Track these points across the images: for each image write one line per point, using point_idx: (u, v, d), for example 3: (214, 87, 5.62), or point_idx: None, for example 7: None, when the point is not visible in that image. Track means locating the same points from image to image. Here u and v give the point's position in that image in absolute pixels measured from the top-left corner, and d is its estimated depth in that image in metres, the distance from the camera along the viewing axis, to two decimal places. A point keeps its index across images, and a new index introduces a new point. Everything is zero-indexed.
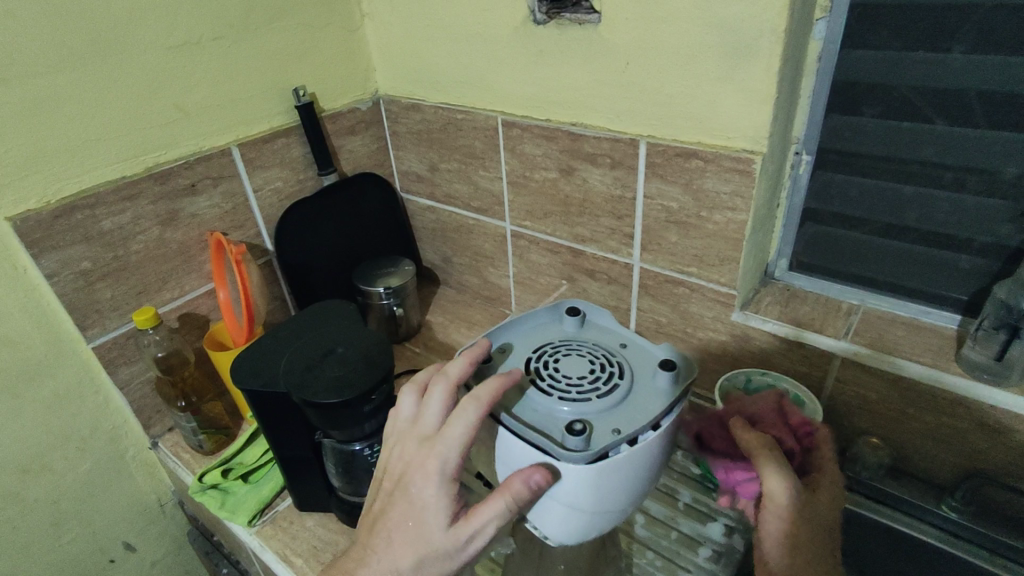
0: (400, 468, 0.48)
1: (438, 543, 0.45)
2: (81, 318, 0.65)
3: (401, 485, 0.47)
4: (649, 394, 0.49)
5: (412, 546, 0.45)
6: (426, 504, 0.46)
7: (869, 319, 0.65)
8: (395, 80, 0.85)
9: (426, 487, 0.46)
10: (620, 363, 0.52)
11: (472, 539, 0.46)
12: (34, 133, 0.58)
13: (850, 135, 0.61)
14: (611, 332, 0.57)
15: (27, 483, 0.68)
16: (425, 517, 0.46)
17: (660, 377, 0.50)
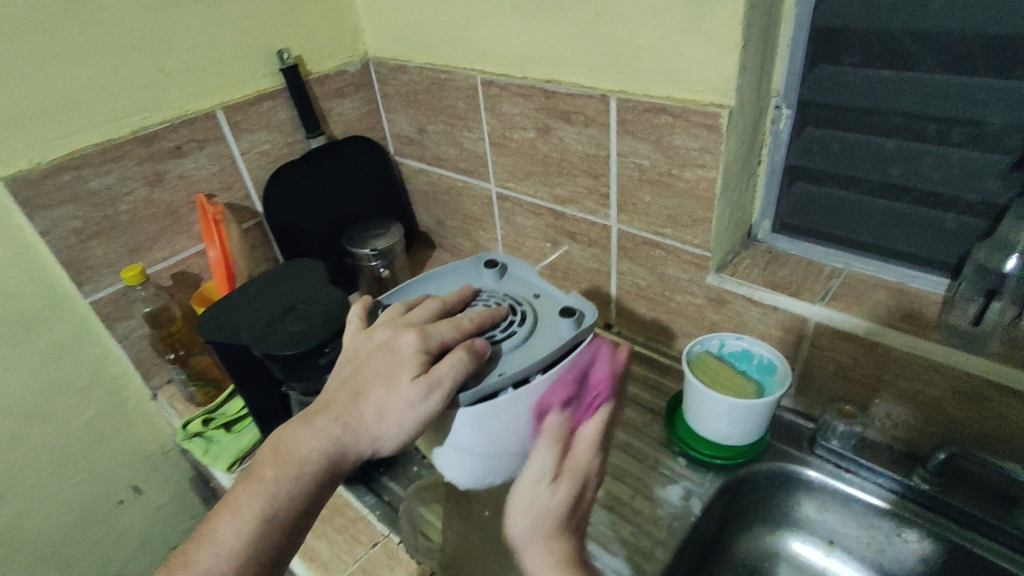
0: (379, 341, 0.48)
1: (400, 396, 0.44)
2: (75, 274, 0.69)
3: (384, 346, 0.47)
4: (546, 339, 0.50)
5: (379, 397, 0.45)
6: (400, 358, 0.45)
7: (850, 283, 0.62)
8: (382, 41, 0.85)
9: (409, 342, 0.46)
10: (526, 311, 0.53)
11: (433, 394, 0.44)
12: (20, 95, 0.61)
13: (831, 86, 0.58)
14: (529, 284, 0.58)
15: (36, 425, 0.73)
16: (396, 370, 0.45)
17: (560, 322, 0.51)
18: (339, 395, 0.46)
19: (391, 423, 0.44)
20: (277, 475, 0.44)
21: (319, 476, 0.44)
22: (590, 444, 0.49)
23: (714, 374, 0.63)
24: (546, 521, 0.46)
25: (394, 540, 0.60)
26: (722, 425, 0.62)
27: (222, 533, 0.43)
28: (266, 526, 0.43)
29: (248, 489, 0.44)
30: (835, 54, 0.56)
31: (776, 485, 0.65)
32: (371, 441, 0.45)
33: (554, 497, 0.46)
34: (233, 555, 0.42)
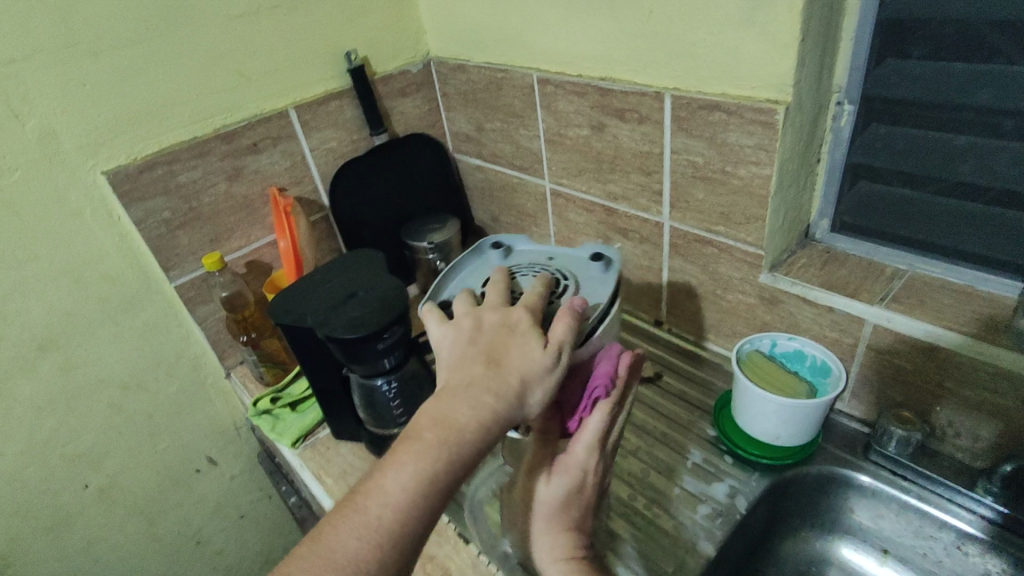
0: (489, 322, 0.48)
1: (533, 358, 0.45)
2: (164, 260, 0.76)
3: (494, 321, 0.48)
4: (592, 286, 0.58)
5: (517, 362, 0.44)
6: (520, 327, 0.47)
7: (913, 285, 0.60)
8: (443, 42, 0.88)
9: (520, 314, 0.48)
10: (561, 274, 0.59)
11: (561, 355, 0.46)
12: (121, 98, 0.68)
13: (897, 80, 0.56)
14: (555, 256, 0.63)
15: (129, 398, 0.80)
16: (522, 337, 0.46)
17: (593, 266, 0.59)
18: (474, 369, 0.44)
19: (534, 385, 0.44)
20: (442, 439, 0.41)
21: (475, 447, 0.41)
22: (592, 439, 0.50)
23: (764, 372, 0.63)
24: (548, 508, 0.50)
25: (442, 519, 0.63)
26: (772, 424, 0.61)
27: (386, 489, 0.40)
28: (430, 491, 0.40)
29: (411, 449, 0.41)
30: (902, 47, 0.55)
31: (826, 489, 0.64)
32: (519, 406, 0.43)
33: (553, 486, 0.50)
34: (401, 511, 0.39)
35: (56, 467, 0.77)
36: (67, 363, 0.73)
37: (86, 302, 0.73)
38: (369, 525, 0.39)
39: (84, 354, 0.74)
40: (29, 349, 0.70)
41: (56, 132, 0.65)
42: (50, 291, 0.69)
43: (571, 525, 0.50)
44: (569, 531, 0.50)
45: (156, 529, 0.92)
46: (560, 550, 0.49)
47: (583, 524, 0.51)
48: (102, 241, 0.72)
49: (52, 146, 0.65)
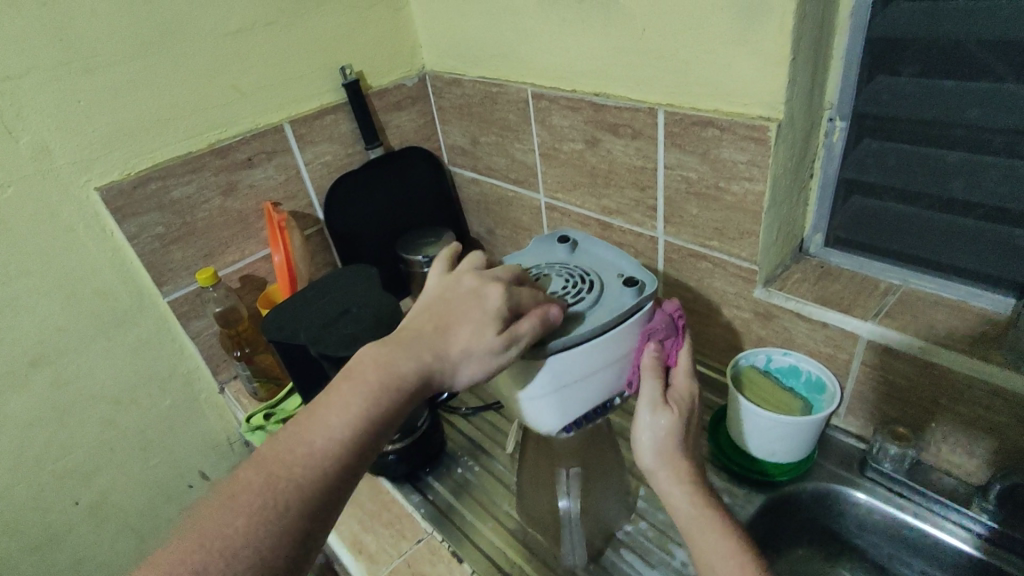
0: (469, 287, 0.50)
1: (480, 342, 0.46)
2: (157, 275, 0.76)
3: (472, 294, 0.49)
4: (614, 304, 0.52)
5: (464, 340, 0.47)
6: (488, 311, 0.47)
7: (907, 300, 0.60)
8: (439, 56, 0.88)
9: (496, 297, 0.47)
10: (588, 277, 0.56)
11: (512, 347, 0.46)
12: (116, 114, 0.68)
13: (888, 98, 0.56)
14: (603, 258, 0.59)
15: (121, 413, 0.80)
16: (483, 320, 0.47)
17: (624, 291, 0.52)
18: (427, 326, 0.48)
19: (472, 365, 0.46)
20: (381, 380, 0.45)
21: (413, 389, 0.45)
22: (689, 374, 0.54)
23: (762, 387, 0.63)
24: (671, 439, 0.50)
25: (436, 538, 0.61)
26: (770, 441, 0.61)
27: (331, 419, 0.43)
28: (370, 420, 0.44)
29: (352, 384, 0.45)
30: (892, 65, 0.55)
31: (822, 506, 0.64)
32: (453, 372, 0.47)
33: (676, 421, 0.51)
34: (342, 445, 0.43)
35: (46, 484, 0.77)
36: (58, 378, 0.73)
37: (79, 317, 0.72)
38: (313, 453, 0.42)
39: (76, 369, 0.74)
40: (19, 365, 0.70)
41: (50, 148, 0.65)
42: (42, 306, 0.69)
43: (688, 454, 0.51)
44: (688, 459, 0.51)
45: (147, 545, 0.91)
46: (685, 475, 0.50)
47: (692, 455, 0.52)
48: (95, 256, 0.71)
49: (46, 162, 0.65)
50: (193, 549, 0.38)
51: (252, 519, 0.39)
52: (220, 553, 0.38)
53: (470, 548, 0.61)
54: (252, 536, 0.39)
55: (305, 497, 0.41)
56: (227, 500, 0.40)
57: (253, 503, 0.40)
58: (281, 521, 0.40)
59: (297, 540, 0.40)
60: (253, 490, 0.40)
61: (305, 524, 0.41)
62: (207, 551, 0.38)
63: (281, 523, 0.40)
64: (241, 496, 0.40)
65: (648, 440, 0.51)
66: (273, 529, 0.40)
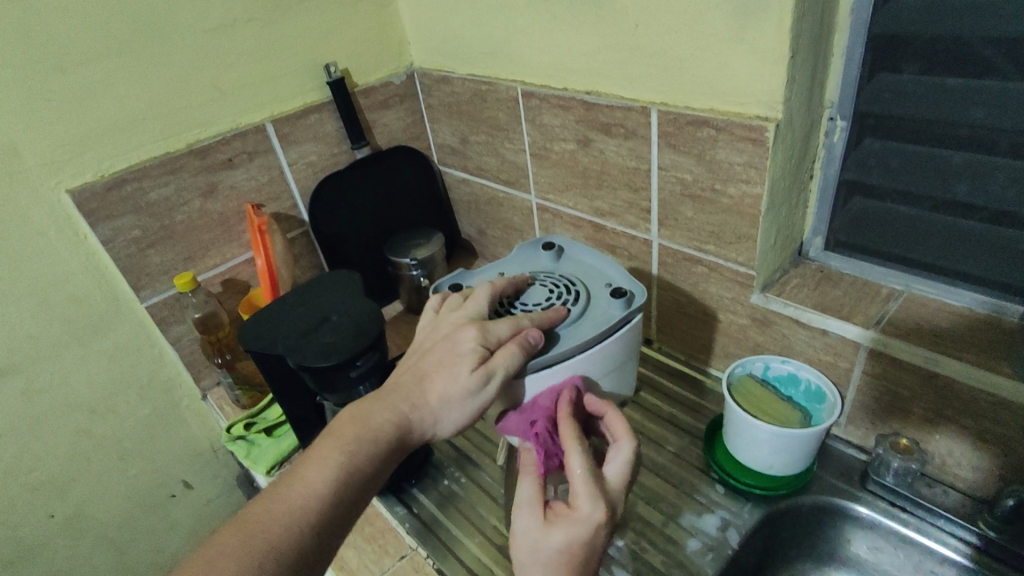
0: (445, 331, 0.49)
1: (456, 385, 0.46)
2: (134, 280, 0.73)
3: (446, 337, 0.49)
4: (599, 317, 0.52)
5: (441, 385, 0.46)
6: (461, 351, 0.47)
7: (910, 307, 0.58)
8: (427, 53, 0.86)
9: (468, 336, 0.47)
10: (575, 289, 0.55)
11: (490, 382, 0.46)
12: (88, 114, 0.65)
13: (891, 97, 0.54)
14: (589, 266, 0.59)
15: (98, 422, 0.77)
16: (456, 361, 0.46)
17: (612, 303, 0.53)
18: (406, 376, 0.48)
19: (453, 407, 0.46)
20: (358, 434, 0.44)
21: (390, 445, 0.45)
22: (586, 486, 0.43)
23: (756, 399, 0.61)
24: (546, 555, 0.42)
25: (420, 554, 0.60)
26: (765, 454, 0.59)
27: (310, 477, 0.42)
28: (350, 478, 0.43)
29: (330, 442, 0.44)
30: (895, 62, 0.52)
31: (821, 519, 0.62)
32: (433, 421, 0.46)
33: (549, 531, 0.43)
34: (326, 498, 0.41)
35: (19, 496, 0.74)
36: (30, 388, 0.70)
37: (51, 324, 0.70)
38: (294, 510, 0.40)
39: (49, 378, 0.71)
40: None
41: (17, 149, 0.62)
42: (12, 314, 0.66)
43: (565, 564, 0.42)
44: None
45: (126, 556, 0.88)
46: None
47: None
48: (68, 261, 0.69)
49: (14, 164, 0.62)
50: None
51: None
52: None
53: (455, 564, 0.59)
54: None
55: (286, 558, 0.38)
56: (199, 565, 0.37)
57: (232, 565, 0.37)
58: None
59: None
60: (230, 553, 0.37)
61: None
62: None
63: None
64: (219, 561, 0.37)
65: (520, 546, 0.44)
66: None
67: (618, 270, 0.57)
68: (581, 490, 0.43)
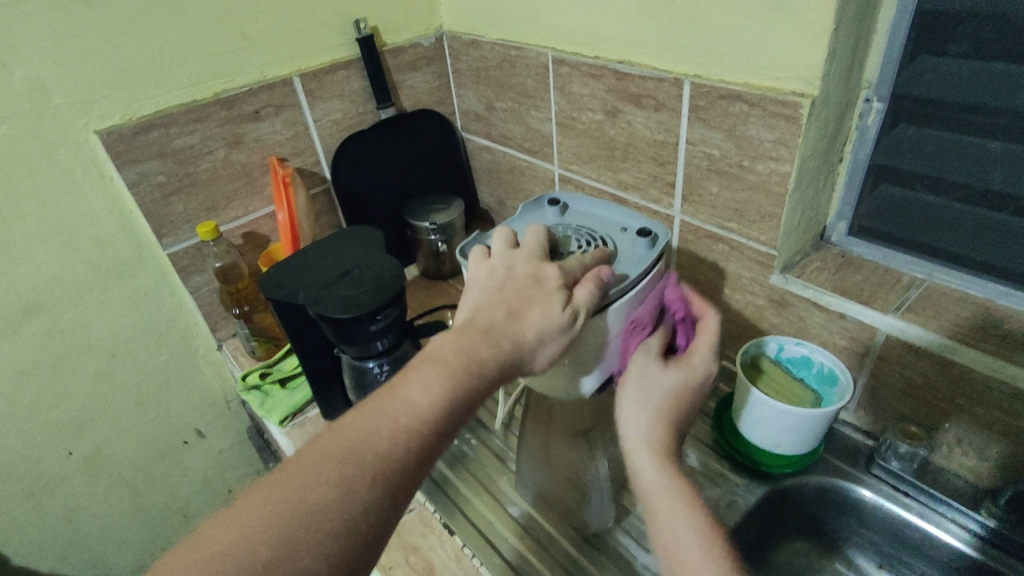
0: (521, 271, 0.48)
1: (550, 318, 0.45)
2: (157, 227, 0.74)
3: (523, 275, 0.48)
4: (627, 258, 0.53)
5: (534, 318, 0.44)
6: (548, 285, 0.46)
7: (931, 296, 0.57)
8: (458, 15, 0.85)
9: (552, 272, 0.47)
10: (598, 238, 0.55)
11: (577, 319, 0.46)
12: (119, 55, 0.65)
13: (931, 79, 0.53)
14: (604, 217, 0.59)
15: (117, 364, 0.79)
16: (546, 294, 0.45)
17: (637, 242, 0.54)
18: (493, 314, 0.45)
19: (547, 340, 0.45)
20: (461, 362, 0.42)
21: (493, 375, 0.43)
22: (707, 354, 0.51)
23: (769, 378, 0.61)
24: (659, 394, 0.48)
25: (429, 509, 0.61)
26: (775, 432, 0.59)
27: (412, 397, 0.41)
28: (453, 401, 0.41)
29: (433, 363, 0.42)
30: (939, 43, 0.51)
31: (823, 500, 0.62)
32: (528, 355, 0.44)
33: (667, 373, 0.49)
34: (429, 418, 0.41)
35: (39, 432, 0.76)
36: (53, 326, 0.72)
37: (74, 265, 0.71)
38: (397, 431, 0.40)
39: (72, 318, 0.73)
40: (13, 311, 0.68)
41: (48, 86, 0.62)
42: (38, 251, 0.67)
43: (678, 412, 0.49)
44: (670, 427, 0.48)
45: (139, 497, 0.91)
46: (659, 437, 0.47)
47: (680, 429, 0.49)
48: (93, 202, 0.69)
49: (44, 100, 0.62)
50: (276, 513, 0.36)
51: (337, 488, 0.38)
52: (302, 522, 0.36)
53: (463, 521, 0.60)
54: (338, 508, 0.37)
55: (392, 472, 0.39)
56: (307, 465, 0.38)
57: (337, 476, 0.38)
58: (367, 497, 0.38)
59: (376, 522, 0.38)
60: (336, 459, 0.38)
61: (384, 505, 0.39)
62: (293, 517, 0.36)
63: (366, 501, 0.38)
64: (328, 466, 0.38)
65: (632, 386, 0.49)
66: (354, 503, 0.37)
67: (633, 216, 0.58)
68: (699, 360, 0.51)
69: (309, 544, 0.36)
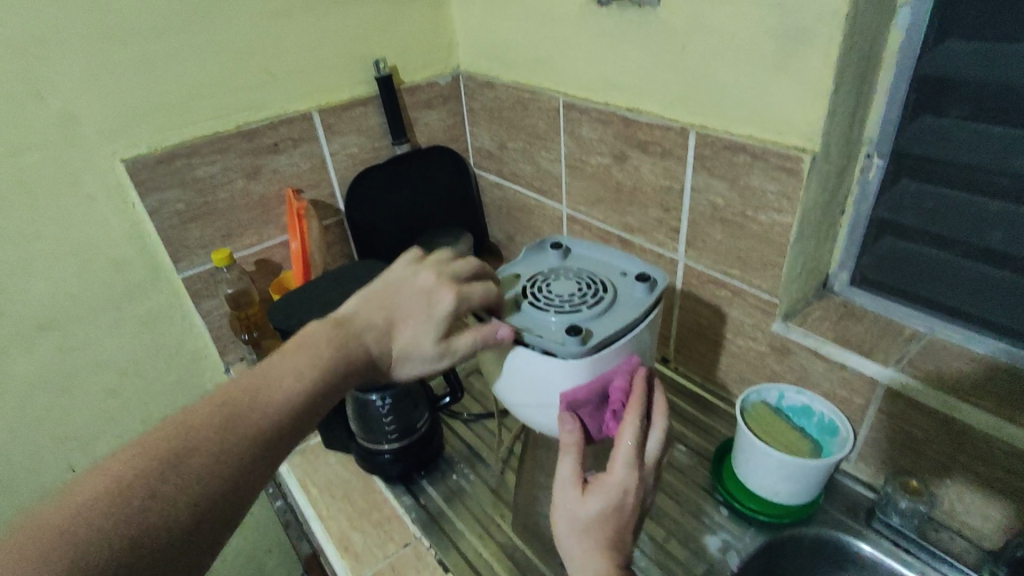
0: (421, 284, 0.54)
1: (423, 344, 0.52)
2: (174, 252, 0.76)
3: (423, 294, 0.53)
4: (628, 302, 0.54)
5: (404, 337, 0.52)
6: (435, 315, 0.52)
7: (932, 350, 0.57)
8: (474, 57, 0.88)
9: (444, 304, 0.51)
10: (599, 281, 0.56)
11: (446, 356, 0.52)
12: (148, 88, 0.68)
13: (931, 139, 0.54)
14: (602, 261, 0.60)
15: (125, 384, 0.80)
16: (426, 322, 0.52)
17: (637, 286, 0.55)
18: (378, 319, 0.53)
19: (408, 360, 0.53)
20: (334, 359, 0.49)
21: (353, 372, 0.50)
22: (627, 454, 0.46)
23: (768, 425, 0.61)
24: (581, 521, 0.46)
25: (424, 544, 0.61)
26: (774, 481, 0.59)
27: (284, 379, 0.47)
28: (318, 387, 0.48)
29: (307, 352, 0.49)
30: (938, 105, 0.53)
31: (823, 553, 0.62)
32: (389, 366, 0.53)
33: (586, 502, 0.46)
34: (296, 399, 0.46)
35: (45, 447, 0.77)
36: (66, 344, 0.74)
37: (91, 286, 0.73)
38: (267, 405, 0.45)
39: (85, 336, 0.75)
40: (30, 328, 0.70)
41: (79, 116, 0.65)
42: (58, 271, 0.70)
43: (613, 531, 0.46)
44: (609, 552, 0.46)
45: None
46: (598, 568, 0.45)
47: (624, 545, 0.47)
48: (114, 226, 0.72)
49: (75, 129, 0.65)
50: (146, 468, 0.39)
51: (210, 452, 0.41)
52: (171, 478, 0.40)
53: (456, 556, 0.60)
54: (201, 463, 0.41)
55: (259, 439, 0.44)
56: (181, 429, 0.42)
57: (211, 436, 0.42)
58: (232, 457, 0.42)
59: (236, 485, 0.42)
60: (210, 423, 0.43)
61: (245, 467, 0.43)
62: (162, 470, 0.39)
63: (232, 460, 0.42)
64: (202, 427, 0.42)
65: (561, 522, 0.47)
66: (222, 466, 0.42)
67: (630, 261, 0.59)
68: (619, 466, 0.46)
69: (173, 498, 0.39)
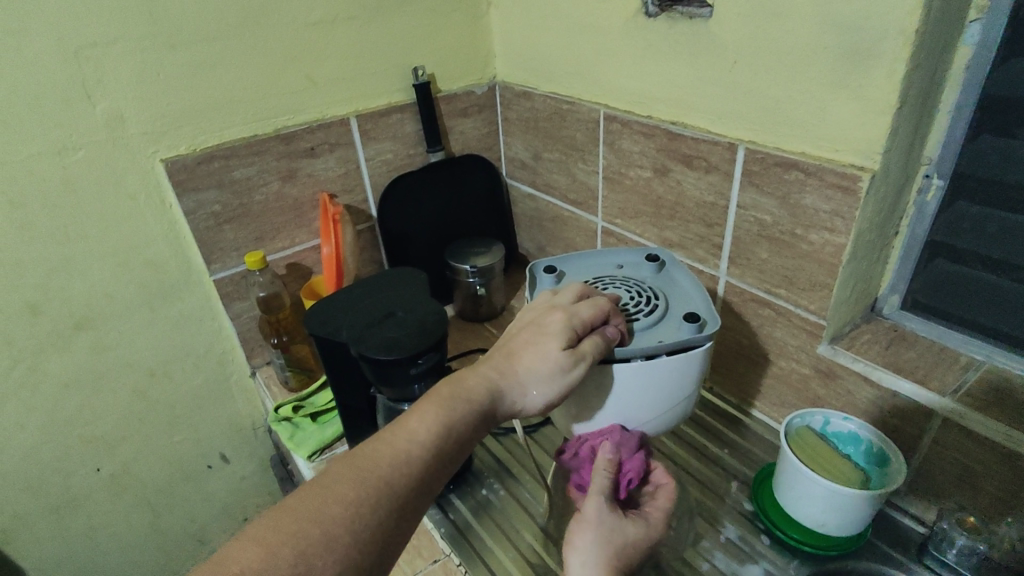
0: (536, 315, 0.54)
1: (548, 361, 0.50)
2: (207, 253, 0.75)
3: (534, 321, 0.53)
4: (664, 281, 0.60)
5: (529, 359, 0.51)
6: (548, 330, 0.51)
7: (992, 380, 0.55)
8: (512, 68, 0.87)
9: (556, 319, 0.51)
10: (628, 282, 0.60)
11: (575, 365, 0.50)
12: (191, 89, 0.68)
13: (995, 160, 0.52)
14: (595, 263, 0.64)
15: (154, 384, 0.80)
16: (544, 339, 0.51)
17: (651, 267, 0.61)
18: (497, 354, 0.52)
19: (541, 384, 0.50)
20: (450, 396, 0.48)
21: (483, 408, 0.49)
22: (665, 509, 0.54)
23: (815, 454, 0.58)
24: (618, 542, 0.49)
25: (454, 561, 0.60)
26: (819, 511, 0.57)
27: (412, 427, 0.46)
28: (450, 429, 0.47)
29: (430, 400, 0.48)
30: (1008, 126, 0.50)
31: None
32: (522, 392, 0.50)
33: (623, 530, 0.50)
34: (429, 444, 0.45)
35: (72, 447, 0.77)
36: (98, 343, 0.73)
37: (127, 285, 0.72)
38: (398, 455, 0.44)
39: (116, 336, 0.74)
40: (63, 326, 0.70)
41: (123, 115, 0.65)
42: (93, 269, 0.69)
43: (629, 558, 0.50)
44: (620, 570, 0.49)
45: (160, 519, 0.90)
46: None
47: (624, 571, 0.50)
48: (150, 226, 0.72)
49: (118, 128, 0.65)
50: (293, 529, 0.38)
51: (345, 513, 0.40)
52: (316, 543, 0.38)
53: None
54: (346, 524, 0.40)
55: (395, 492, 0.42)
56: (316, 494, 0.41)
57: (348, 492, 0.41)
58: (373, 513, 0.41)
59: (383, 545, 0.41)
60: (346, 485, 0.41)
61: (389, 524, 0.41)
62: (307, 533, 0.38)
63: (373, 517, 0.41)
64: (337, 485, 0.41)
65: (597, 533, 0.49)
66: (361, 528, 0.40)
67: (614, 253, 0.64)
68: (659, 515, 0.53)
69: (321, 560, 0.38)
